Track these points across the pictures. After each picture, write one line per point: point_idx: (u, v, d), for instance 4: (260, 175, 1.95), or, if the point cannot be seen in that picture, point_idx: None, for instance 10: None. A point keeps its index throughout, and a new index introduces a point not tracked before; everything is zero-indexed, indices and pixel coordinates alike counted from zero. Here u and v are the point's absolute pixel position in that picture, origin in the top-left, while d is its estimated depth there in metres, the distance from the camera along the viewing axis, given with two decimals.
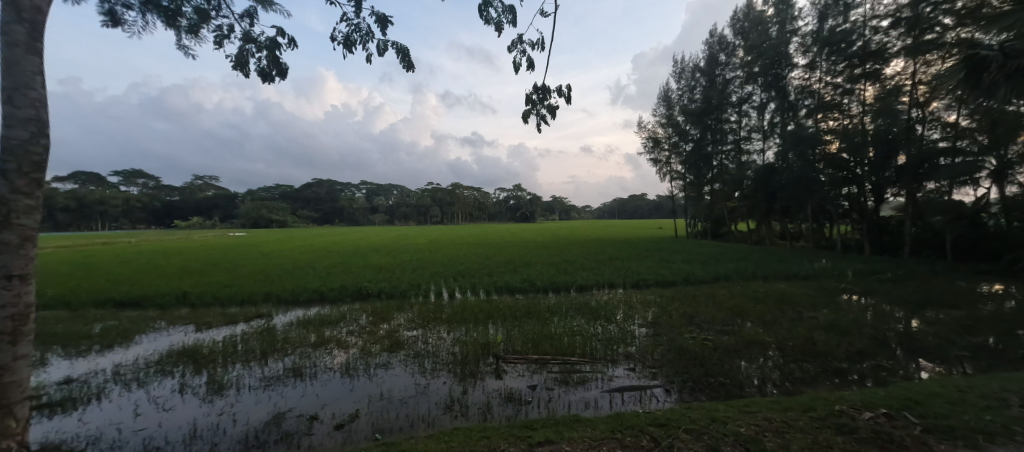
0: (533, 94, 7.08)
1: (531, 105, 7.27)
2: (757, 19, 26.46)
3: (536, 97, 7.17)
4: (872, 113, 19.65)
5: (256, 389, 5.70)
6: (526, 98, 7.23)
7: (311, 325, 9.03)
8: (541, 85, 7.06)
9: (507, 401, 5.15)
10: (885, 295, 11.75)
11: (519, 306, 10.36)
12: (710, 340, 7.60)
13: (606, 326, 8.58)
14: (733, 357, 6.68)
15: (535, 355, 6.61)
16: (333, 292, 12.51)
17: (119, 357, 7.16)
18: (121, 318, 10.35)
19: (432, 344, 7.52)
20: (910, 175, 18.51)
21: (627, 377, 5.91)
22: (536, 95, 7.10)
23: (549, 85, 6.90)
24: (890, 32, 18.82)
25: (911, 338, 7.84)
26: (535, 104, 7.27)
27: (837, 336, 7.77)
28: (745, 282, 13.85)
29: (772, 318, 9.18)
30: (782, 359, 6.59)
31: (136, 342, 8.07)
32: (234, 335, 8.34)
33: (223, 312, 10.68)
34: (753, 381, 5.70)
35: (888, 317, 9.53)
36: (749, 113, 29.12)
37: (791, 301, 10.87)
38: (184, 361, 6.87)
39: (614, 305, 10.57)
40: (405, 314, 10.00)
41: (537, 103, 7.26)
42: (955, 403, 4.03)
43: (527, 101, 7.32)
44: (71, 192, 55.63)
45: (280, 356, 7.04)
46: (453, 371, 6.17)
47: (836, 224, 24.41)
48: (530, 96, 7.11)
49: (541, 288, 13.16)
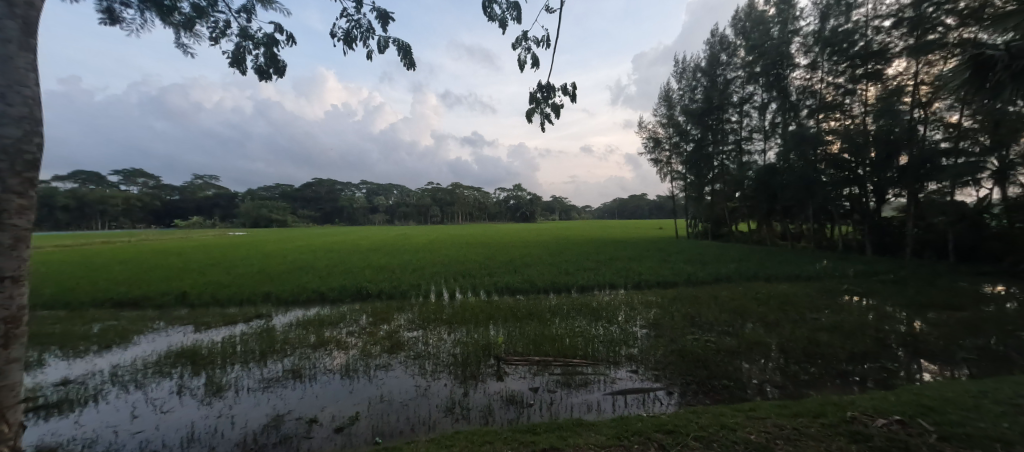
0: (537, 93, 7.06)
1: (535, 103, 7.21)
2: (758, 19, 26.41)
3: (540, 94, 7.13)
4: (873, 113, 19.49)
5: (255, 391, 5.65)
6: (531, 96, 7.19)
7: (310, 326, 8.96)
8: (546, 83, 7.03)
9: (508, 404, 5.09)
10: (887, 295, 11.72)
11: (520, 307, 10.30)
12: (713, 341, 7.55)
13: (608, 327, 8.53)
14: (737, 358, 6.62)
15: (536, 357, 6.54)
16: (333, 293, 12.46)
17: (117, 358, 7.11)
18: (119, 318, 10.30)
19: (433, 345, 7.45)
20: (912, 176, 18.36)
21: (629, 379, 5.86)
22: (540, 93, 7.07)
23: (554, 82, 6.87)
24: (892, 32, 18.80)
25: (916, 339, 7.79)
26: (539, 102, 7.22)
27: (841, 337, 7.72)
28: (747, 283, 13.81)
29: (775, 319, 9.15)
30: (787, 361, 6.54)
31: (135, 343, 8.02)
32: (233, 336, 8.28)
33: (222, 312, 10.62)
34: (758, 384, 5.65)
35: (892, 318, 9.47)
36: (751, 113, 29.06)
37: (793, 302, 10.83)
38: (182, 362, 6.81)
39: (616, 306, 10.52)
40: (405, 315, 9.94)
41: (542, 101, 7.22)
42: (971, 410, 3.96)
43: (531, 100, 7.27)
44: (71, 192, 55.63)
45: (279, 357, 6.98)
46: (453, 373, 6.12)
47: (838, 225, 24.36)
48: (534, 93, 7.08)
49: (541, 289, 13.11)
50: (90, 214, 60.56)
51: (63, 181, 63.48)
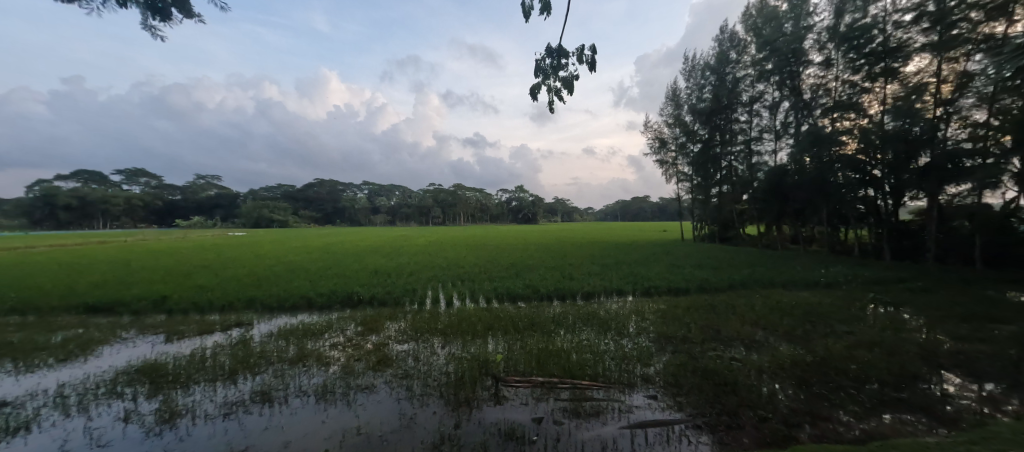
0: (545, 61, 7.76)
1: (545, 77, 8.01)
2: (769, 14, 25.43)
3: (550, 64, 7.84)
4: (891, 113, 18.63)
5: (212, 420, 4.86)
6: (538, 63, 7.90)
7: (292, 337, 8.17)
8: (554, 51, 7.78)
9: (507, 441, 4.31)
10: (918, 305, 10.85)
11: (521, 317, 9.44)
12: (739, 359, 6.76)
13: (618, 341, 7.71)
14: (769, 382, 5.82)
15: (539, 377, 5.74)
16: (321, 299, 11.66)
17: (72, 373, 6.36)
18: (88, 325, 9.55)
19: (425, 361, 6.65)
20: (936, 178, 17.57)
21: (649, 407, 5.05)
22: (549, 60, 7.78)
23: (564, 49, 7.68)
24: (912, 27, 17.98)
25: (968, 358, 6.95)
26: (548, 76, 7.98)
27: (884, 357, 6.87)
28: (764, 290, 12.94)
29: (803, 333, 8.29)
30: (832, 387, 5.72)
31: (97, 355, 7.26)
32: (204, 348, 7.51)
33: (201, 320, 9.84)
34: (801, 417, 4.86)
35: (931, 332, 8.63)
36: (761, 113, 28.08)
37: (820, 312, 9.97)
38: (140, 381, 6.02)
39: (625, 315, 9.70)
40: (396, 324, 9.13)
41: (552, 75, 8.03)
42: None
43: (539, 72, 8.04)
44: (74, 192, 57.20)
45: (250, 376, 6.18)
46: (445, 396, 5.35)
47: (853, 229, 23.42)
48: (544, 61, 7.81)
49: (544, 295, 12.30)
50: (91, 213, 61.74)
51: (64, 180, 63.60)
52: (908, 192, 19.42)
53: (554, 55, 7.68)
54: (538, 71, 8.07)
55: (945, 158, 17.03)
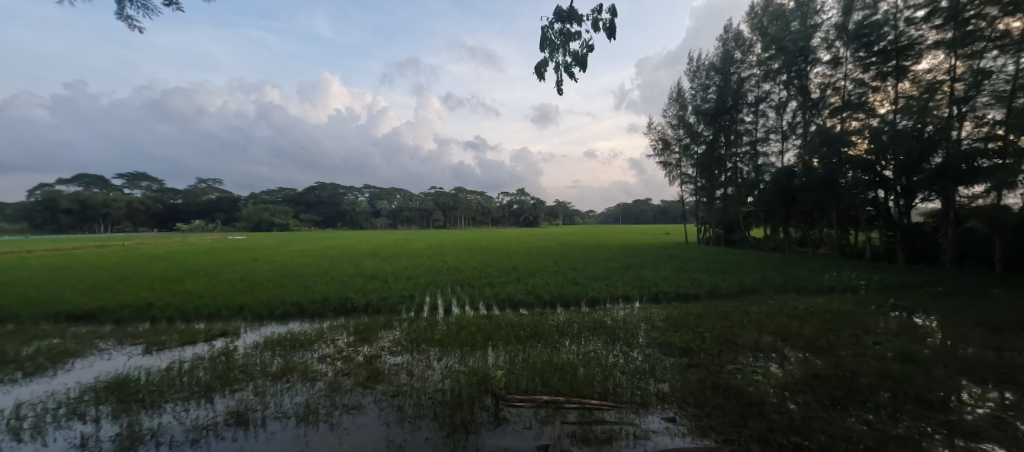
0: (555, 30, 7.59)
1: (554, 49, 7.73)
2: (776, 13, 24.98)
3: (559, 34, 7.60)
4: (901, 112, 18.10)
5: (178, 448, 4.36)
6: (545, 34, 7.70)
7: (279, 348, 7.66)
8: (565, 19, 7.58)
9: None
10: (943, 312, 10.29)
11: (524, 325, 8.89)
12: (762, 374, 6.20)
13: (627, 353, 7.17)
14: (795, 402, 5.30)
15: (544, 396, 5.22)
16: (313, 306, 11.13)
17: (35, 391, 5.85)
18: (66, 335, 9.07)
19: (418, 376, 6.12)
20: (951, 179, 17.02)
21: (667, 432, 4.52)
22: (559, 29, 7.58)
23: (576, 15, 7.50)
24: (923, 25, 17.43)
25: (1009, 371, 6.40)
26: (557, 47, 7.70)
27: (918, 371, 6.34)
28: (778, 296, 12.42)
29: (826, 343, 7.75)
30: (868, 408, 5.18)
31: (68, 368, 6.77)
32: (182, 360, 7.00)
33: (185, 329, 9.33)
34: (838, 445, 4.32)
35: (960, 341, 8.09)
36: (767, 113, 27.59)
37: (840, 320, 9.41)
38: (108, 398, 5.52)
39: (634, 324, 9.13)
40: (391, 334, 8.60)
41: (561, 47, 7.76)
42: None
43: (547, 44, 7.75)
44: (76, 195, 57.56)
45: (226, 394, 5.64)
46: (439, 418, 4.82)
47: (864, 231, 22.85)
48: (552, 29, 7.57)
49: (547, 302, 11.74)
50: (91, 217, 61.85)
51: (67, 184, 63.56)
52: (920, 193, 18.88)
53: (565, 21, 7.52)
54: (545, 44, 7.72)
55: (959, 158, 16.47)
